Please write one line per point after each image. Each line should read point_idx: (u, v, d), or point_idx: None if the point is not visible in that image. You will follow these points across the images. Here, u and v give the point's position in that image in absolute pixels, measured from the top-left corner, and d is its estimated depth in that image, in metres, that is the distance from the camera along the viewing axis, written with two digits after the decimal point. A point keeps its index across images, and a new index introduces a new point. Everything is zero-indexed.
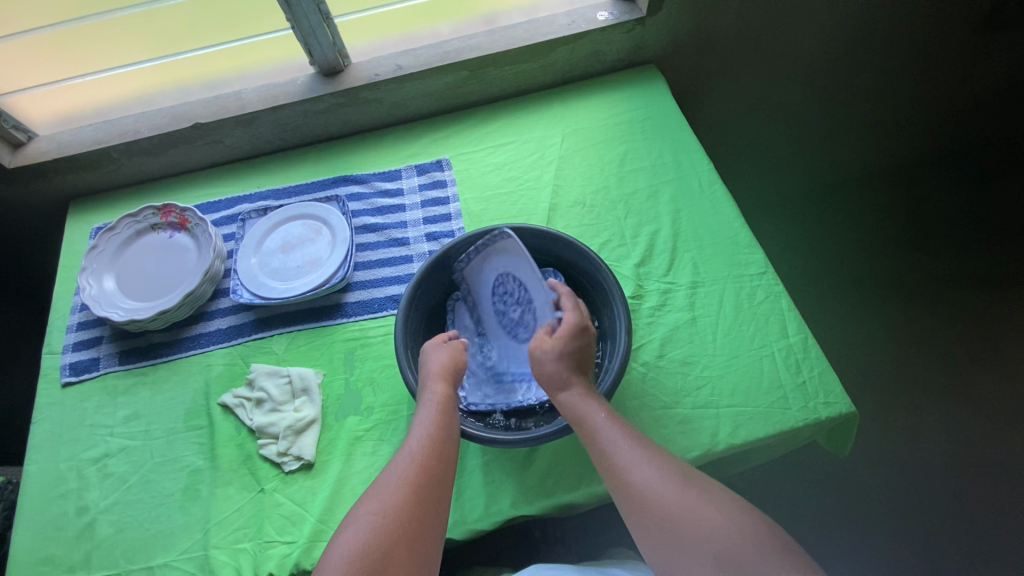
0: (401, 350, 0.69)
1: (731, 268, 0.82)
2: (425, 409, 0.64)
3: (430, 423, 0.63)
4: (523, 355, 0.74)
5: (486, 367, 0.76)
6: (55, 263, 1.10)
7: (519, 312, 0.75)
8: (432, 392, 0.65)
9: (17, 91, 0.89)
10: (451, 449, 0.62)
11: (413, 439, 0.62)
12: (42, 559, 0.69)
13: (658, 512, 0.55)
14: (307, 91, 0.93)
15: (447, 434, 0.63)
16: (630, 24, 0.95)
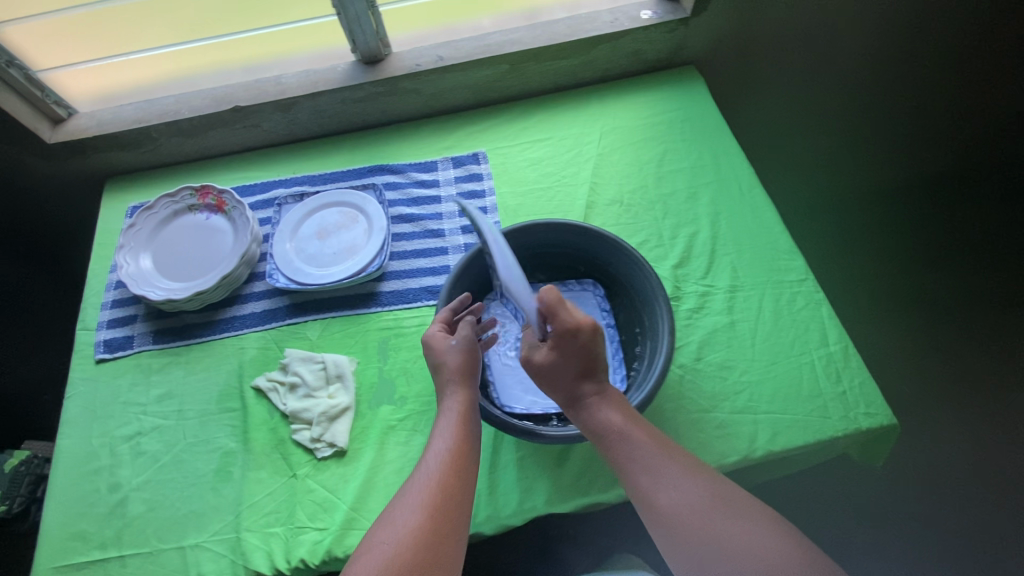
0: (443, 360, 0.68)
1: (771, 274, 0.81)
2: (447, 411, 0.64)
3: (453, 424, 0.63)
4: None
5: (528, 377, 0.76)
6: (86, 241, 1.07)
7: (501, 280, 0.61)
8: (454, 392, 0.65)
9: (62, 67, 0.89)
10: (471, 462, 0.61)
11: (432, 453, 0.61)
12: (74, 533, 0.69)
13: (684, 517, 0.55)
14: (348, 78, 0.92)
15: (468, 433, 0.63)
16: (673, 23, 0.94)
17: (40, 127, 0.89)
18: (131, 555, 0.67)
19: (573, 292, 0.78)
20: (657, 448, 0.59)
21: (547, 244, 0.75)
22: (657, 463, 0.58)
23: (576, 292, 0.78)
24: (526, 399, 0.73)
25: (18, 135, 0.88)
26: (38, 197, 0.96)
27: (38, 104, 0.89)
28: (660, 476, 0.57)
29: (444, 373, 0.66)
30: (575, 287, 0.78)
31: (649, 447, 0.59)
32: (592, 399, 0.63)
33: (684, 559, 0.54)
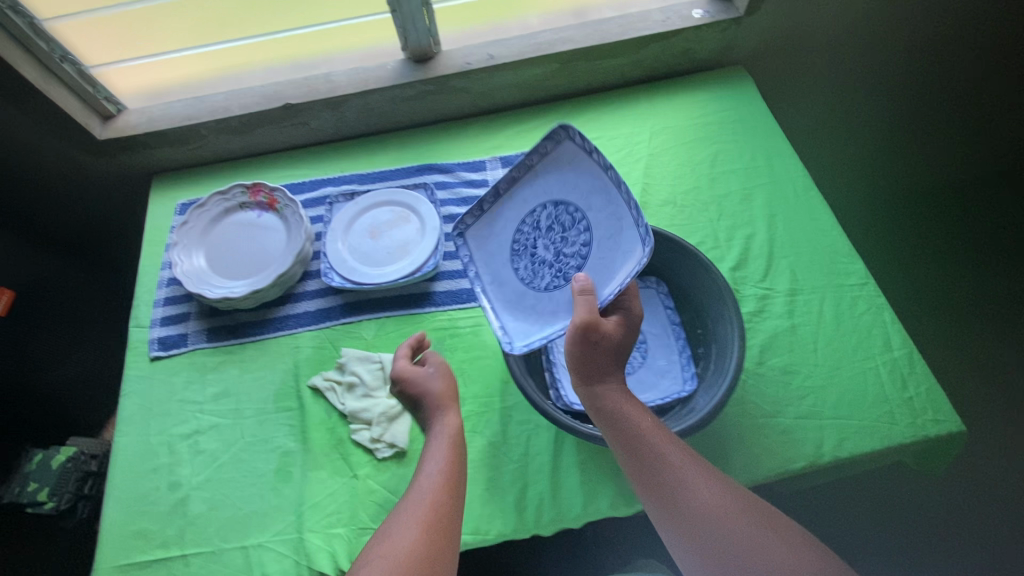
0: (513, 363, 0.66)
1: (830, 278, 0.80)
2: (436, 434, 0.66)
3: (446, 443, 0.65)
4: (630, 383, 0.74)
5: None
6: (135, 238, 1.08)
7: (579, 235, 0.69)
8: (438, 416, 0.68)
9: (113, 63, 0.87)
10: (460, 483, 0.62)
11: (424, 474, 0.62)
12: (135, 532, 0.69)
13: (710, 517, 0.54)
14: (398, 76, 0.92)
15: (458, 453, 0.65)
16: (725, 23, 0.93)
17: (91, 124, 0.89)
18: (194, 554, 0.67)
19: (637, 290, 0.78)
20: (682, 452, 0.58)
21: None
22: (682, 463, 0.57)
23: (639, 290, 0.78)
24: None
25: (68, 130, 0.87)
26: (89, 192, 0.97)
27: (88, 100, 0.88)
28: (683, 477, 0.56)
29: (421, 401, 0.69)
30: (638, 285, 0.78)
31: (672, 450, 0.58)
32: (621, 398, 0.62)
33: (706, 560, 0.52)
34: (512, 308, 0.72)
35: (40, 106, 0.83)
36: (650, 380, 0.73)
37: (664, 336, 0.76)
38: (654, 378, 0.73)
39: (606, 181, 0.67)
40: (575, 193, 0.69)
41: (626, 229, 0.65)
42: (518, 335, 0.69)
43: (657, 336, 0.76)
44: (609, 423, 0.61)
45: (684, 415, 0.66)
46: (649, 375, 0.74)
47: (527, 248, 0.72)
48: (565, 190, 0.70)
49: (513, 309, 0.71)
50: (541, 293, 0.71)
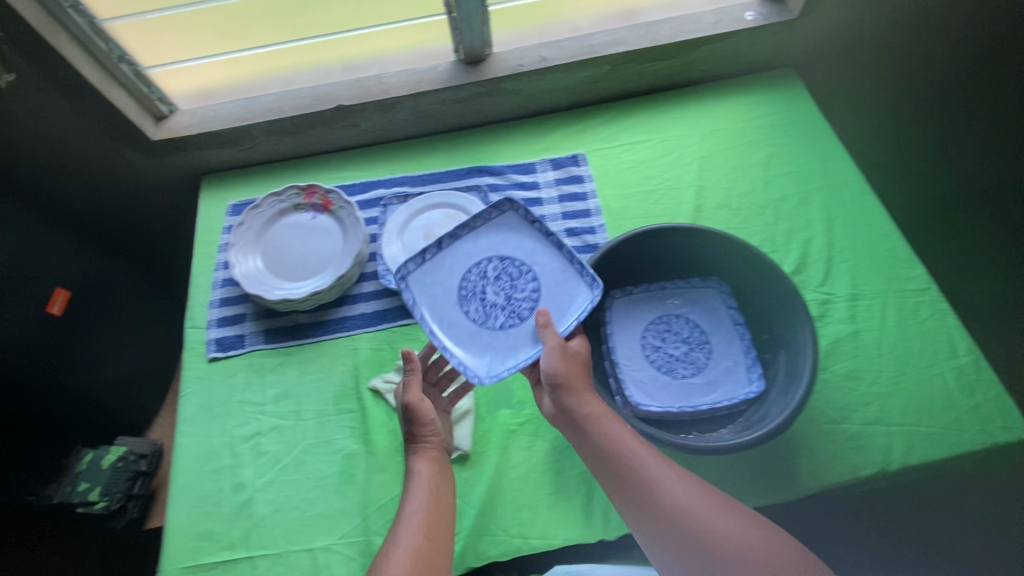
0: (584, 370, 0.65)
1: (892, 283, 0.80)
2: (419, 473, 0.64)
3: (431, 483, 0.63)
4: (696, 382, 0.75)
5: (660, 381, 0.75)
6: (186, 231, 1.10)
7: (680, 348, 0.77)
8: (426, 453, 0.66)
9: (170, 64, 0.87)
10: (448, 516, 0.62)
11: (412, 504, 0.61)
12: (200, 533, 0.69)
13: (691, 518, 0.54)
14: (450, 78, 0.91)
15: (445, 492, 0.63)
16: (779, 25, 0.92)
17: (146, 125, 0.88)
18: (260, 556, 0.67)
19: (698, 289, 0.78)
20: (660, 459, 0.59)
21: (672, 246, 0.74)
22: (659, 468, 0.58)
23: (700, 290, 0.78)
24: (660, 396, 0.73)
25: (124, 131, 0.87)
26: (143, 190, 0.98)
27: (143, 100, 0.88)
28: (663, 482, 0.57)
29: (416, 433, 0.67)
30: (700, 284, 0.78)
31: (648, 457, 0.58)
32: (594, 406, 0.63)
33: (688, 560, 0.53)
34: (468, 346, 0.73)
35: (98, 106, 0.82)
36: (718, 380, 0.74)
37: (727, 337, 0.76)
38: (720, 378, 0.74)
39: (548, 246, 0.77)
40: (517, 251, 0.77)
41: (570, 285, 0.74)
42: (482, 367, 0.71)
43: (722, 337, 0.77)
44: (586, 436, 0.61)
45: (760, 419, 0.66)
46: (714, 374, 0.75)
47: (476, 293, 0.75)
48: (509, 247, 0.77)
49: (471, 346, 0.73)
50: (496, 331, 0.73)
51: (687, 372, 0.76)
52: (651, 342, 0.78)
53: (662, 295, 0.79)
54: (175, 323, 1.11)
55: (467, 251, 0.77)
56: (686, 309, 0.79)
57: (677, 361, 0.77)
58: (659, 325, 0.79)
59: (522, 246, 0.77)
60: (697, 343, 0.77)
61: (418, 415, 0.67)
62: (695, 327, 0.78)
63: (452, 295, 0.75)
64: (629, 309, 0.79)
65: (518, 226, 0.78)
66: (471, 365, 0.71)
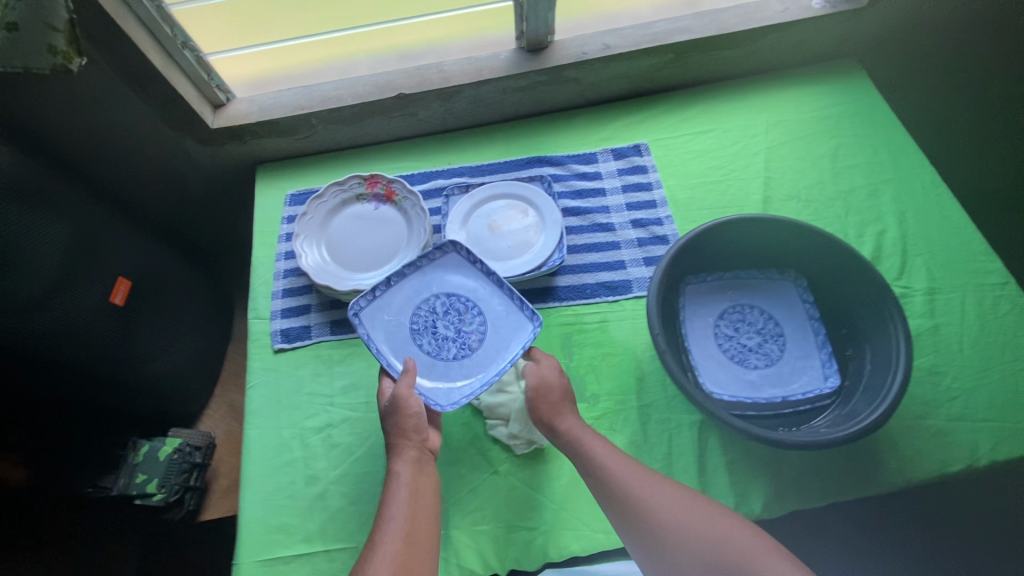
0: (671, 361, 0.63)
1: (971, 276, 0.78)
2: (400, 476, 0.62)
3: (414, 486, 0.61)
4: (770, 375, 0.72)
5: (731, 372, 0.72)
6: (243, 213, 1.09)
7: (753, 339, 0.74)
8: (407, 454, 0.63)
9: (230, 50, 0.86)
10: (430, 512, 0.60)
11: (394, 503, 0.60)
12: (275, 526, 0.68)
13: (651, 511, 0.56)
14: (512, 66, 0.90)
15: (427, 495, 0.61)
16: (847, 14, 0.90)
17: (204, 112, 0.87)
18: (338, 550, 0.66)
19: (773, 281, 0.76)
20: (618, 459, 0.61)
21: (753, 237, 0.73)
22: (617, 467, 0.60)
23: (776, 282, 0.76)
24: (733, 387, 0.71)
25: (183, 118, 0.85)
26: (202, 173, 0.96)
27: (203, 87, 0.86)
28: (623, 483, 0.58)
29: (400, 431, 0.64)
30: (776, 276, 0.76)
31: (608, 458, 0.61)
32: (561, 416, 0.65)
33: (650, 554, 0.54)
34: (425, 379, 0.70)
35: (161, 92, 0.81)
36: (791, 374, 0.71)
37: (801, 330, 0.74)
38: (796, 371, 0.71)
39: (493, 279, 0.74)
40: (462, 286, 0.74)
41: (514, 318, 0.72)
42: (441, 398, 0.68)
43: (795, 329, 0.74)
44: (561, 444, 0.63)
45: (849, 413, 0.64)
46: (788, 367, 0.72)
47: (427, 330, 0.72)
48: (454, 283, 0.74)
49: (429, 377, 0.70)
50: (450, 362, 0.71)
51: (760, 364, 0.73)
52: (723, 330, 0.75)
53: (736, 285, 0.77)
54: (225, 314, 1.09)
55: (417, 284, 0.74)
56: (761, 300, 0.76)
57: (750, 351, 0.74)
58: (732, 315, 0.76)
59: (468, 283, 0.74)
60: (772, 336, 0.74)
61: (405, 410, 0.64)
62: (769, 318, 0.75)
63: (404, 329, 0.71)
64: (702, 296, 0.77)
65: (461, 262, 0.75)
66: (431, 395, 0.68)
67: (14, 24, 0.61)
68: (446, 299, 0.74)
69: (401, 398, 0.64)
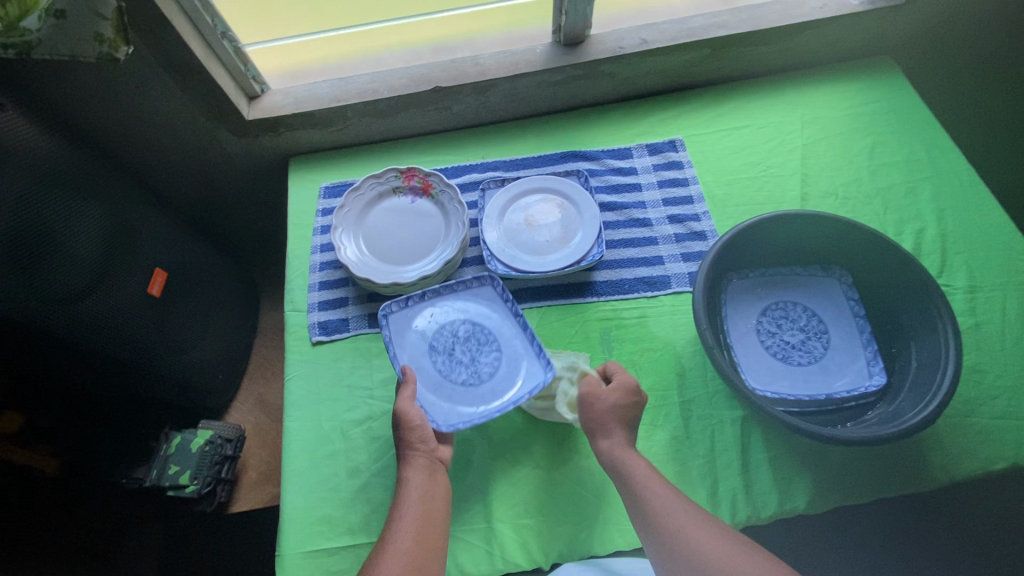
0: (722, 360, 0.63)
1: (1011, 275, 0.77)
2: (410, 482, 0.62)
3: (424, 492, 0.62)
4: (815, 373, 0.71)
5: (774, 369, 0.71)
6: (273, 213, 1.08)
7: (796, 336, 0.73)
8: (416, 461, 0.63)
9: (271, 41, 0.87)
10: (441, 515, 0.61)
11: (406, 506, 0.61)
12: (318, 518, 0.68)
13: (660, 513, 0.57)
14: (549, 60, 0.89)
15: (437, 501, 0.62)
16: (885, 10, 0.90)
17: (240, 104, 0.86)
18: None
19: (817, 278, 0.76)
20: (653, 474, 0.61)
21: (800, 234, 0.73)
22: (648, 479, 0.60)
23: (820, 279, 0.75)
24: (775, 383, 0.70)
25: (220, 110, 0.85)
26: (234, 168, 0.96)
27: (239, 78, 0.86)
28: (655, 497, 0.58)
29: (408, 440, 0.64)
30: (820, 274, 0.76)
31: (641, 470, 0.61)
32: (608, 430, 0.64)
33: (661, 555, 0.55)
34: (427, 394, 0.69)
35: (199, 84, 0.80)
36: (835, 372, 0.70)
37: (846, 327, 0.73)
38: (840, 368, 0.70)
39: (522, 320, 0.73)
40: (489, 317, 0.74)
41: (534, 364, 0.70)
42: (438, 415, 0.68)
43: (840, 326, 0.73)
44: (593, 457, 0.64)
45: (899, 410, 0.63)
46: (833, 365, 0.71)
47: (445, 351, 0.71)
48: (482, 314, 0.74)
49: (432, 394, 0.69)
50: (459, 387, 0.70)
51: (804, 362, 0.72)
52: (766, 328, 0.74)
53: (779, 282, 0.77)
54: (253, 306, 1.09)
55: (446, 306, 0.74)
56: (804, 297, 0.75)
57: (793, 348, 0.73)
58: (775, 312, 0.75)
59: (497, 317, 0.73)
60: (815, 333, 0.73)
61: (408, 423, 0.64)
62: (812, 316, 0.74)
63: (421, 343, 0.72)
64: (745, 292, 0.76)
65: (494, 297, 0.74)
66: (432, 410, 0.68)
67: (63, 12, 0.62)
68: (471, 326, 0.73)
69: (401, 413, 0.65)
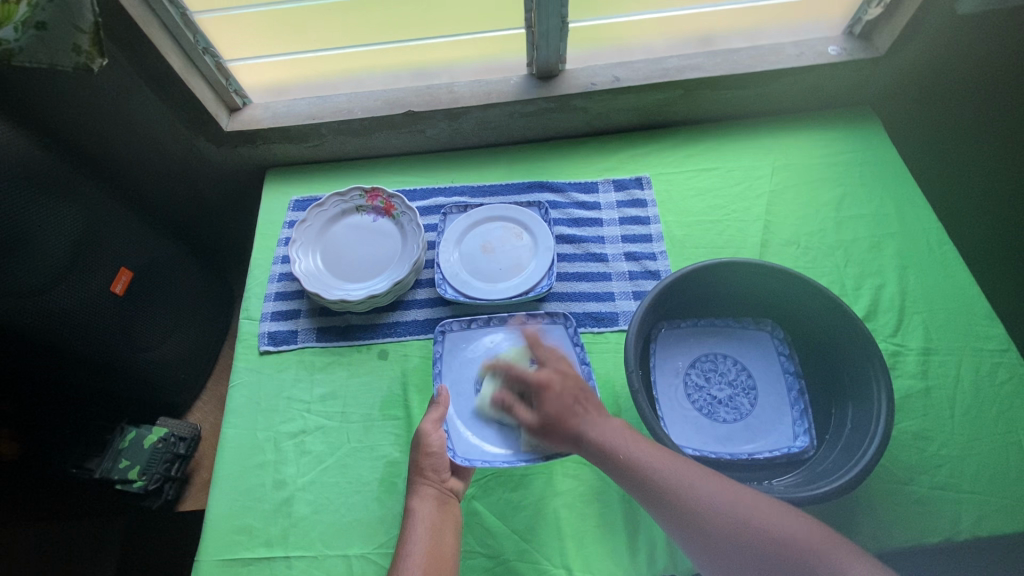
0: (642, 401, 0.61)
1: (969, 340, 0.75)
2: (418, 513, 0.63)
3: (429, 525, 0.62)
4: (738, 431, 0.70)
5: (697, 425, 0.71)
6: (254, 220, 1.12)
7: (724, 391, 0.73)
8: (425, 492, 0.65)
9: (250, 58, 0.89)
10: (450, 551, 0.62)
11: (415, 544, 0.61)
12: (238, 527, 0.69)
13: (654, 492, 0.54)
14: (521, 92, 0.91)
15: (446, 535, 0.63)
16: (863, 62, 0.89)
17: (220, 115, 0.90)
18: (296, 557, 0.66)
19: (750, 332, 0.76)
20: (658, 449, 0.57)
21: (737, 283, 0.73)
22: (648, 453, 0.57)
23: (752, 332, 0.76)
24: (698, 439, 0.70)
25: (200, 120, 0.89)
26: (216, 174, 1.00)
27: (221, 91, 0.90)
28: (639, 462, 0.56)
29: (420, 468, 0.66)
30: (752, 327, 0.76)
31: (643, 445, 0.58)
32: (584, 420, 0.61)
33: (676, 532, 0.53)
34: (460, 418, 0.70)
35: (179, 95, 0.85)
36: (760, 430, 0.70)
37: (774, 384, 0.73)
38: (765, 427, 0.70)
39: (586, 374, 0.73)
40: None
41: None
42: (460, 445, 0.68)
43: (768, 382, 0.73)
44: (589, 452, 0.60)
45: (821, 473, 0.61)
46: (758, 423, 0.70)
47: None
48: None
49: (464, 423, 0.70)
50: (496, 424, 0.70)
51: (727, 420, 0.71)
52: (694, 380, 0.74)
53: (710, 333, 0.77)
54: (225, 309, 1.12)
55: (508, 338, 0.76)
56: (734, 351, 0.76)
57: (720, 404, 0.72)
58: (704, 364, 0.75)
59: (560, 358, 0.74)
60: (743, 389, 0.73)
61: (426, 448, 0.66)
62: (741, 369, 0.75)
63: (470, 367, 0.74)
64: (676, 342, 0.77)
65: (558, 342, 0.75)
66: (456, 437, 0.69)
67: (43, 24, 0.65)
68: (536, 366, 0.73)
69: (424, 434, 0.67)
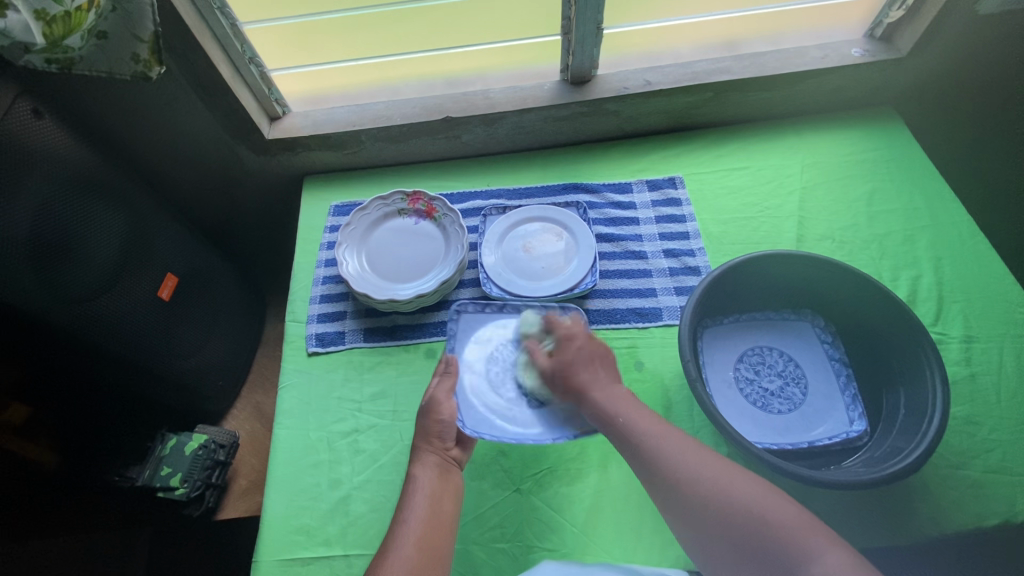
0: (703, 394, 0.61)
1: (1009, 326, 0.76)
2: (419, 480, 0.63)
3: (430, 493, 0.62)
4: (795, 422, 0.71)
5: (754, 418, 0.71)
6: (288, 228, 1.14)
7: (775, 383, 0.74)
8: (427, 459, 0.64)
9: (292, 67, 0.91)
10: (448, 522, 0.60)
11: (412, 511, 0.60)
12: (295, 528, 0.68)
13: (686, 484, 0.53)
14: (556, 97, 0.93)
15: (445, 502, 0.62)
16: (885, 63, 0.92)
17: (262, 124, 0.92)
18: (356, 555, 0.66)
19: (791, 322, 0.78)
20: (693, 450, 0.55)
21: (779, 276, 0.74)
22: (675, 458, 0.55)
23: (793, 323, 0.78)
24: (756, 432, 0.70)
25: (243, 128, 0.91)
26: (255, 180, 1.01)
27: (263, 100, 0.92)
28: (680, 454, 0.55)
29: (427, 435, 0.66)
30: (793, 318, 0.78)
31: (662, 446, 0.56)
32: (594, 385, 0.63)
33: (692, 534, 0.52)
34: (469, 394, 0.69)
35: (224, 104, 0.87)
36: (816, 418, 0.71)
37: (823, 372, 0.74)
38: (820, 415, 0.71)
39: None
40: None
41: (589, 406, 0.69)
42: (468, 418, 0.67)
43: (817, 371, 0.74)
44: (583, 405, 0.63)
45: (879, 458, 0.62)
46: (813, 412, 0.71)
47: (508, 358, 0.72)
48: None
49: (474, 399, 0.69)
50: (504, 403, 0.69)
51: (781, 411, 0.72)
52: (743, 374, 0.75)
53: (753, 326, 0.79)
54: (258, 316, 1.12)
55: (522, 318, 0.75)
56: (778, 343, 0.77)
57: (773, 395, 0.73)
58: (751, 357, 0.77)
59: None
60: (793, 379, 0.74)
61: (436, 414, 0.66)
62: (789, 360, 0.76)
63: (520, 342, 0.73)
64: (722, 338, 0.78)
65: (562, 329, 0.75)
66: (465, 410, 0.68)
67: (105, 33, 0.66)
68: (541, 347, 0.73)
69: (436, 401, 0.67)
